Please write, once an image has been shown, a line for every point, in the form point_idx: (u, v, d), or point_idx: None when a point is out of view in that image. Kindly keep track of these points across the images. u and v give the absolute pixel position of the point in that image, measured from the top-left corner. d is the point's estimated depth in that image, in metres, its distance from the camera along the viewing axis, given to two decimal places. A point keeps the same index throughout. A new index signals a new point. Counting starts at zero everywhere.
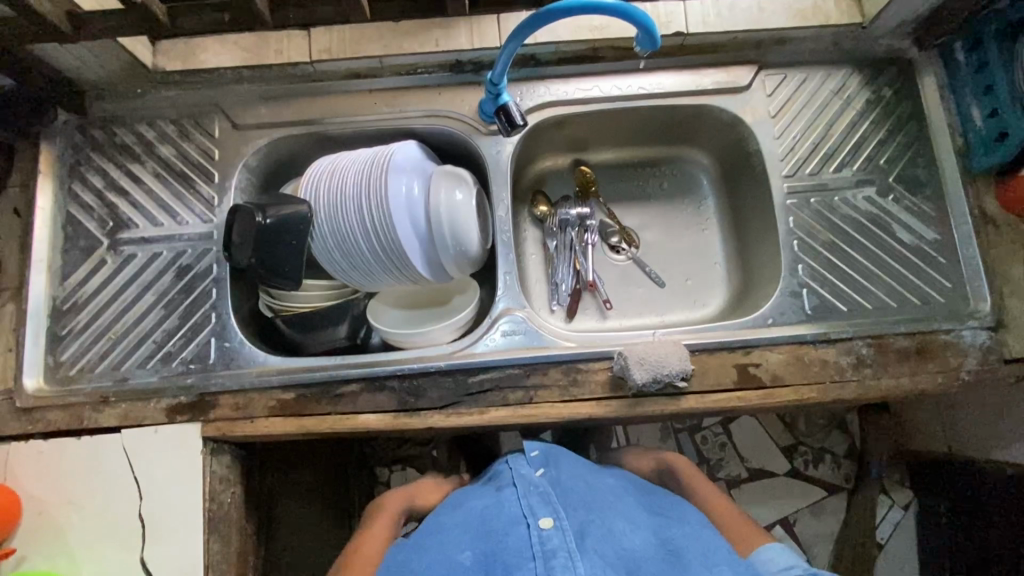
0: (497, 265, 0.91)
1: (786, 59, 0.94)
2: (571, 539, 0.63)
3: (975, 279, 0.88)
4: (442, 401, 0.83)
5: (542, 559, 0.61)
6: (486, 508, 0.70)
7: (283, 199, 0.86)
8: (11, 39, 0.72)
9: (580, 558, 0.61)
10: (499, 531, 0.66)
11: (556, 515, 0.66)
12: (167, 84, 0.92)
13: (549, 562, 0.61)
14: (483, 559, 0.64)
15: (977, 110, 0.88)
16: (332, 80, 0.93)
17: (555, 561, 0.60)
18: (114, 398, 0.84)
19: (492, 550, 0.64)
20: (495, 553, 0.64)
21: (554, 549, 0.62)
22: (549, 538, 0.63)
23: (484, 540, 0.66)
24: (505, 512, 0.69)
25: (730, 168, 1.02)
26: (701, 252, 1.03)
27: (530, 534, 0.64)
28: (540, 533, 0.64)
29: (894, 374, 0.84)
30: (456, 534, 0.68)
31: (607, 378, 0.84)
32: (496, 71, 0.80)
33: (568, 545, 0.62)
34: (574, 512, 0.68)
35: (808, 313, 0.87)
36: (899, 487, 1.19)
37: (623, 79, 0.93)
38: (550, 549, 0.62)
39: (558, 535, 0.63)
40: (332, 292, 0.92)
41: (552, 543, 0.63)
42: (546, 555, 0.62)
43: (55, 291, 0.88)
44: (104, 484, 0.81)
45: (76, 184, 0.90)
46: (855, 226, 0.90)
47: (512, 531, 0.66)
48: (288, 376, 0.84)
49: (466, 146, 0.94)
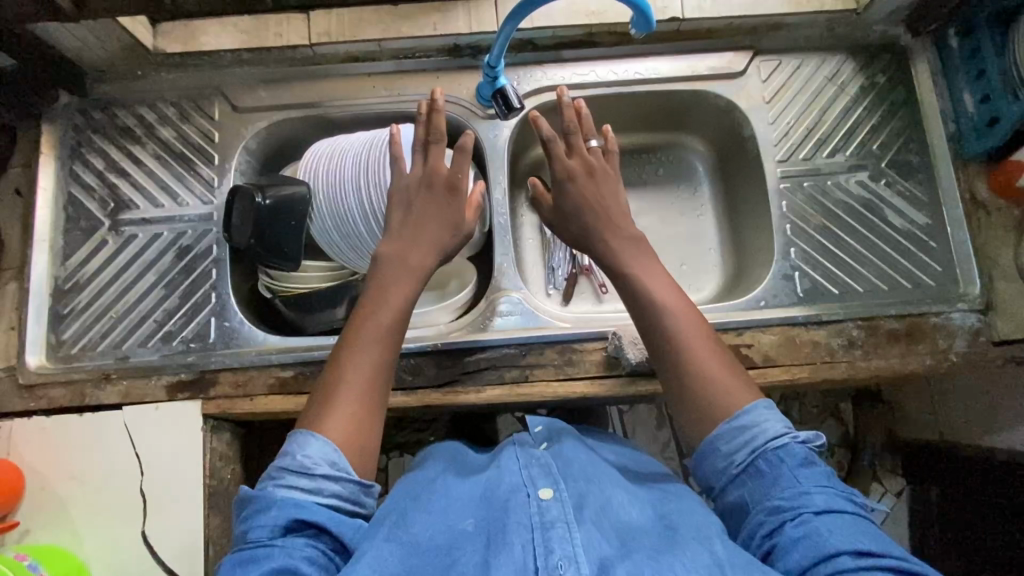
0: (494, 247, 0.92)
1: (781, 45, 0.95)
2: (570, 511, 0.62)
3: (965, 263, 0.89)
4: (438, 379, 0.85)
5: (540, 529, 0.59)
6: (487, 479, 0.70)
7: (282, 180, 0.87)
8: (14, 18, 0.73)
9: (578, 528, 0.60)
10: (498, 499, 0.65)
11: (557, 487, 0.65)
12: (168, 66, 0.93)
13: (548, 532, 0.59)
14: (485, 526, 0.61)
15: (969, 96, 0.90)
16: (331, 63, 0.94)
17: (553, 531, 0.59)
18: (115, 375, 0.86)
19: (491, 517, 0.63)
20: (493, 520, 0.62)
21: (552, 520, 0.60)
22: (548, 509, 0.62)
23: (486, 510, 0.64)
24: (504, 482, 0.67)
25: (725, 153, 1.02)
26: (696, 236, 1.04)
27: (529, 503, 0.63)
28: (539, 504, 0.63)
29: (884, 355, 0.85)
30: (455, 506, 0.66)
31: (601, 358, 0.85)
32: (493, 55, 0.81)
33: (566, 517, 0.60)
34: (574, 484, 0.67)
35: (800, 296, 0.88)
36: (891, 475, 1.21)
37: (620, 65, 0.94)
38: (549, 520, 0.60)
39: (557, 507, 0.62)
40: (331, 274, 0.93)
41: (551, 514, 0.61)
42: (544, 525, 0.60)
43: (57, 270, 0.89)
44: (106, 460, 0.83)
45: (76, 165, 0.91)
46: (848, 210, 0.92)
47: (510, 499, 0.64)
48: (288, 356, 0.86)
49: (464, 130, 0.95)
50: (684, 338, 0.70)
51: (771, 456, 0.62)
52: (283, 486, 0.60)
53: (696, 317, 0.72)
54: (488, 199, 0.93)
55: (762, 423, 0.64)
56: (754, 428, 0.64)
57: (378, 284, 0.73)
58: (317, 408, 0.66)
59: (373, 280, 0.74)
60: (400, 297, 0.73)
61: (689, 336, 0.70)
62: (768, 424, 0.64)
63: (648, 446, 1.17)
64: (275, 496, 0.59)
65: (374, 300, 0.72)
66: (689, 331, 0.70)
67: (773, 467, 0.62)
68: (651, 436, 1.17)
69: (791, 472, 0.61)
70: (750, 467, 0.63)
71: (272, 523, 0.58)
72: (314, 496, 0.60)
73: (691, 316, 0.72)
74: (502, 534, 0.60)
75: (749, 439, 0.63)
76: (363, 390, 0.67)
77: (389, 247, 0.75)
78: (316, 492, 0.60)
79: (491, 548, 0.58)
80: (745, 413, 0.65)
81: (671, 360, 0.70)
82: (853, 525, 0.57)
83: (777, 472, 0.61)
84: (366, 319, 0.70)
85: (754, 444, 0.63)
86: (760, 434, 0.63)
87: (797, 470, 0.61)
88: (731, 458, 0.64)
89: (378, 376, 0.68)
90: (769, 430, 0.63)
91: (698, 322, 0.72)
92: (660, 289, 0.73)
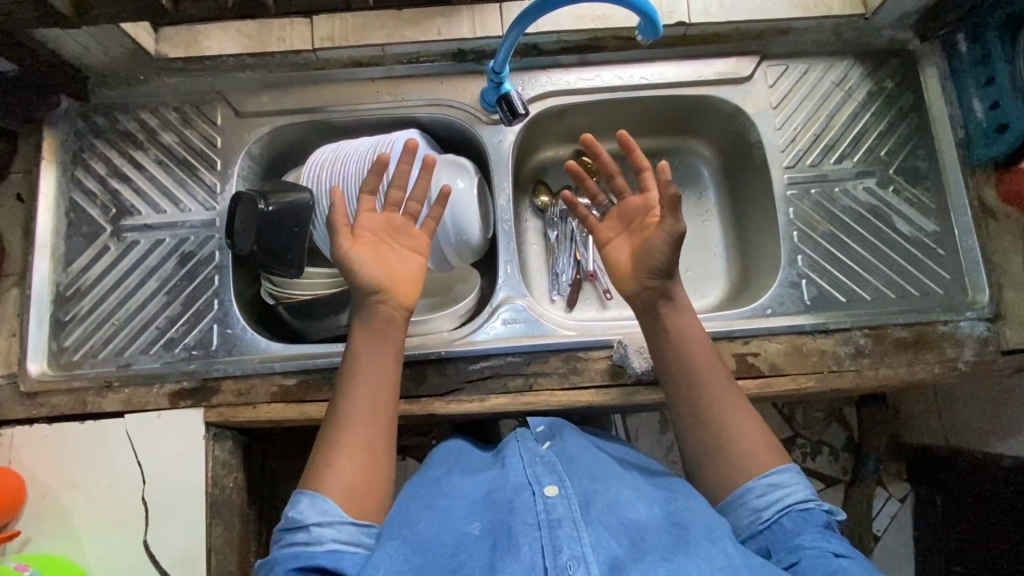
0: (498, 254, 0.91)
1: (788, 50, 0.94)
2: (575, 509, 0.61)
3: (974, 270, 0.88)
4: (442, 388, 0.84)
5: (547, 527, 0.59)
6: (491, 478, 0.69)
7: (285, 186, 0.86)
8: (16, 24, 0.72)
9: (585, 528, 0.60)
10: (502, 498, 0.64)
11: (561, 485, 0.64)
12: (170, 70, 0.92)
13: (555, 531, 0.59)
14: (493, 530, 0.61)
15: (977, 103, 0.89)
16: (334, 68, 0.93)
17: (561, 531, 0.58)
18: (117, 382, 0.85)
19: (497, 516, 0.62)
20: (500, 520, 0.62)
21: (559, 518, 0.60)
22: (554, 507, 0.61)
23: (492, 511, 0.64)
24: (508, 481, 0.67)
25: (730, 159, 1.02)
26: (701, 242, 1.03)
27: (535, 501, 0.63)
28: (545, 501, 0.62)
29: (892, 364, 0.84)
30: (460, 505, 0.66)
31: (606, 366, 0.85)
32: (498, 59, 0.80)
33: (573, 515, 0.60)
34: (579, 482, 0.67)
35: (807, 304, 0.88)
36: (896, 479, 1.20)
37: (626, 69, 0.93)
38: (555, 518, 0.60)
39: (563, 504, 0.62)
40: (332, 280, 0.92)
41: (557, 512, 0.61)
42: (550, 524, 0.59)
43: (59, 276, 0.88)
44: (108, 468, 0.82)
45: (78, 170, 0.91)
46: (855, 217, 0.91)
47: (515, 498, 0.64)
48: (291, 363, 0.85)
49: (467, 135, 0.94)
50: (696, 366, 0.72)
51: (797, 516, 0.64)
52: (284, 545, 0.62)
53: (706, 348, 0.74)
54: (492, 205, 0.92)
55: (791, 486, 0.65)
56: (783, 487, 0.65)
57: (362, 326, 0.73)
58: (314, 463, 0.67)
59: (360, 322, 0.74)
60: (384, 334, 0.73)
61: (699, 361, 0.73)
62: (797, 487, 0.65)
63: (652, 452, 1.16)
64: (278, 555, 0.61)
65: (360, 345, 0.72)
66: (701, 363, 0.73)
67: (798, 523, 0.63)
68: (655, 441, 1.16)
69: (815, 531, 0.62)
70: (775, 524, 0.64)
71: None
72: (313, 548, 0.61)
73: (704, 352, 0.73)
74: (508, 536, 0.59)
75: (778, 497, 0.65)
76: (355, 437, 0.67)
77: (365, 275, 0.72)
78: (314, 543, 0.61)
79: (498, 549, 0.58)
80: (773, 474, 0.66)
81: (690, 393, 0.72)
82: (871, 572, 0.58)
83: (803, 529, 0.62)
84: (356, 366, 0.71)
85: (784, 504, 0.64)
86: (787, 495, 0.65)
87: (819, 528, 0.63)
88: (758, 512, 0.64)
89: (367, 423, 0.69)
90: (797, 493, 0.65)
91: (711, 355, 0.73)
92: (684, 317, 0.75)
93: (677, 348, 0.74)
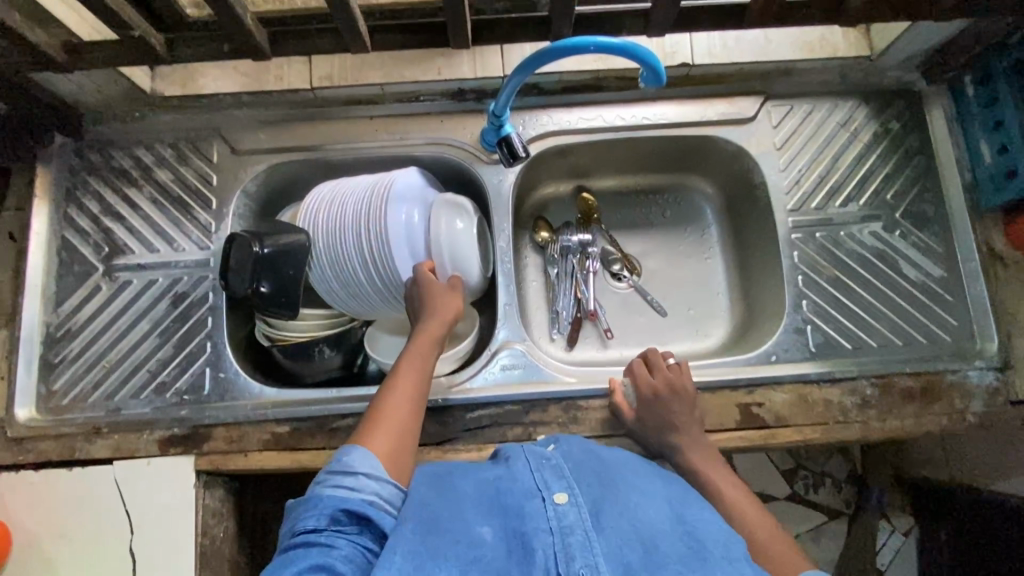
0: (497, 295, 0.89)
1: (793, 90, 0.93)
2: (586, 516, 0.57)
3: (982, 317, 0.86)
4: (439, 437, 0.82)
5: (559, 535, 0.55)
6: (496, 478, 0.64)
7: (280, 227, 0.85)
8: (7, 69, 0.71)
9: (597, 536, 0.55)
10: (510, 505, 0.59)
11: (571, 492, 0.60)
12: (166, 108, 0.91)
13: (567, 538, 0.54)
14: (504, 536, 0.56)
15: (985, 146, 0.87)
16: (333, 106, 0.92)
17: (572, 538, 0.54)
18: (106, 429, 0.83)
19: (506, 523, 0.57)
20: (510, 528, 0.57)
21: (570, 526, 0.56)
22: (566, 515, 0.57)
23: (502, 517, 0.59)
24: (516, 486, 0.62)
25: (734, 198, 1.00)
26: (703, 281, 1.02)
27: (545, 508, 0.58)
28: (555, 508, 0.58)
29: (899, 415, 0.83)
30: (467, 502, 0.61)
31: (607, 415, 0.83)
32: (499, 102, 0.79)
33: (584, 523, 0.56)
34: (589, 486, 0.62)
35: (812, 351, 0.86)
36: (900, 513, 1.17)
37: (627, 109, 0.91)
38: (567, 525, 0.56)
39: (573, 512, 0.57)
40: (329, 320, 0.90)
41: (569, 520, 0.56)
42: (563, 531, 0.55)
43: (49, 317, 0.86)
44: (96, 517, 0.80)
45: (71, 208, 0.89)
46: (860, 262, 0.89)
47: (524, 505, 0.59)
48: (283, 410, 0.83)
49: (468, 174, 0.93)
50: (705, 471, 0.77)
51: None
52: (327, 486, 0.60)
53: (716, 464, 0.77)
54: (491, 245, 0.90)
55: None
56: None
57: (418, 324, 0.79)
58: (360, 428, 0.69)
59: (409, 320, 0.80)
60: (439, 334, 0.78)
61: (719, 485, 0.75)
62: None
63: None
64: (320, 495, 0.59)
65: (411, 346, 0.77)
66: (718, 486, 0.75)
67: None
68: None
69: None
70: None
71: (317, 515, 0.57)
72: (357, 495, 0.60)
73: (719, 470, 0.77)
74: (522, 547, 0.55)
75: None
76: (400, 415, 0.70)
77: (425, 287, 0.80)
78: (359, 491, 0.60)
79: (511, 557, 0.54)
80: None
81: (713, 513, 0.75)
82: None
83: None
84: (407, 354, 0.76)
85: None
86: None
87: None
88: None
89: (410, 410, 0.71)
90: None
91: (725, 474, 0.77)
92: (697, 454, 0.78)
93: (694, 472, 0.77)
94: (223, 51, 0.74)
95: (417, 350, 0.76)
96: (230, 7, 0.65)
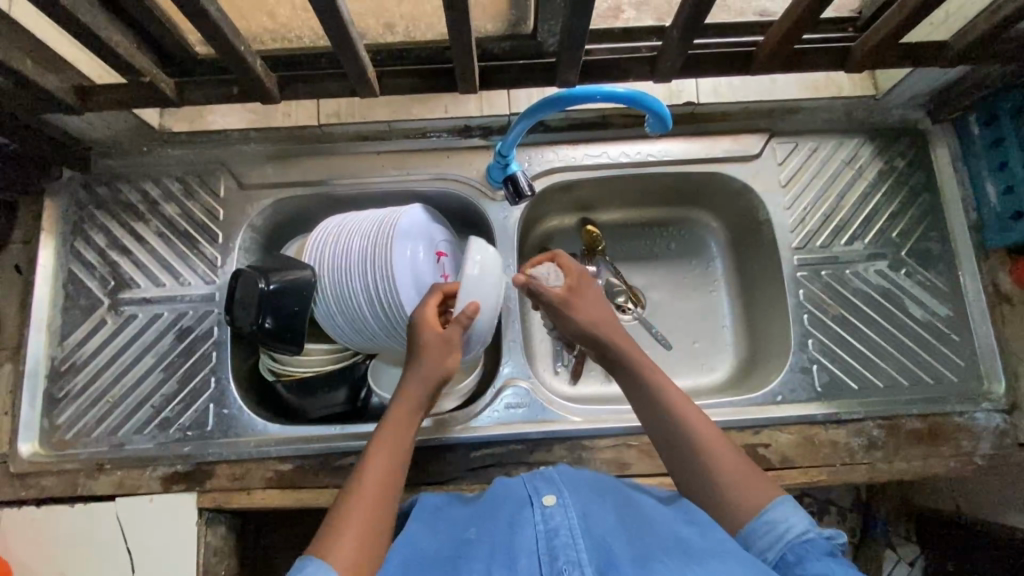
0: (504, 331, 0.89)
1: (799, 128, 0.93)
2: (573, 517, 0.56)
3: (990, 358, 0.86)
4: (443, 476, 0.82)
5: (545, 538, 0.54)
6: (491, 494, 0.64)
7: (285, 262, 0.84)
8: (21, 109, 0.71)
9: (582, 535, 0.54)
10: (502, 514, 0.59)
11: (560, 494, 0.59)
12: (174, 142, 0.92)
13: (552, 541, 0.53)
14: (490, 536, 0.56)
15: (991, 186, 0.87)
16: (339, 141, 0.93)
17: (557, 540, 0.53)
18: (109, 465, 0.83)
19: (494, 528, 0.57)
20: (497, 533, 0.56)
21: (556, 527, 0.55)
22: (552, 517, 0.56)
23: (492, 525, 0.58)
24: (509, 498, 0.62)
25: (738, 232, 1.00)
26: (708, 315, 1.01)
27: (533, 513, 0.57)
28: (542, 511, 0.57)
29: (907, 457, 0.83)
30: (460, 522, 0.61)
31: (612, 456, 0.83)
32: (506, 142, 0.81)
33: (570, 523, 0.55)
34: (579, 492, 0.61)
35: (818, 391, 0.86)
36: (905, 542, 1.11)
37: (632, 146, 0.92)
38: (552, 527, 0.55)
39: (560, 512, 0.56)
40: (330, 356, 0.89)
41: (555, 521, 0.55)
42: (548, 533, 0.54)
43: (53, 351, 0.86)
44: (97, 554, 0.80)
45: (78, 242, 0.89)
46: (867, 300, 0.89)
47: (515, 512, 0.58)
48: (288, 447, 0.83)
49: (473, 208, 0.93)
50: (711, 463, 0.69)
51: (802, 552, 0.59)
52: None
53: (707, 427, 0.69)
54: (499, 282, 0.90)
55: (790, 517, 0.61)
56: (781, 523, 0.60)
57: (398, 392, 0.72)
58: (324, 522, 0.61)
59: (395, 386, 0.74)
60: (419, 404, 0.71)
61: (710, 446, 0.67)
62: (794, 521, 0.60)
63: None
64: None
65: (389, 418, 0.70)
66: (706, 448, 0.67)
67: (808, 559, 0.58)
68: None
69: (820, 563, 0.58)
70: (789, 565, 0.59)
71: None
72: None
73: (710, 432, 0.68)
74: (508, 549, 0.53)
75: (778, 534, 0.60)
76: (368, 502, 0.62)
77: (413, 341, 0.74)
78: None
79: (497, 556, 0.53)
80: (770, 509, 0.62)
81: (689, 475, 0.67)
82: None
83: (809, 564, 0.58)
84: (386, 427, 0.69)
85: (784, 538, 0.60)
86: (790, 528, 0.60)
87: (830, 561, 0.58)
88: (764, 555, 0.60)
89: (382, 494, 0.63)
90: (799, 524, 0.60)
91: (715, 436, 0.68)
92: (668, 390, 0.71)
93: (677, 435, 0.68)
94: (233, 93, 0.75)
95: (396, 423, 0.69)
96: (241, 54, 0.66)
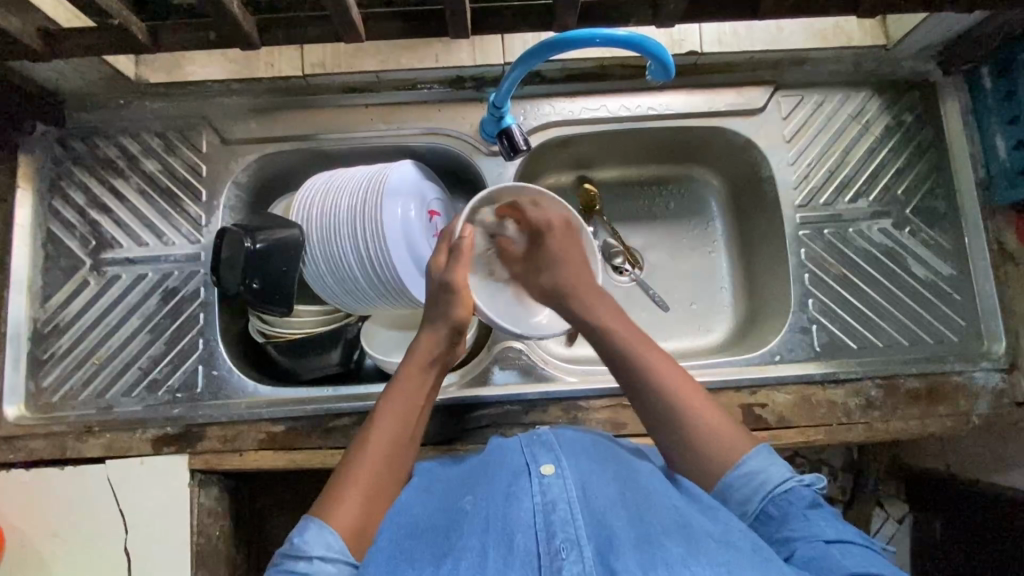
0: None
1: (805, 80, 0.89)
2: (572, 490, 0.56)
3: (990, 318, 0.85)
4: (437, 437, 0.81)
5: (543, 513, 0.53)
6: (485, 458, 0.64)
7: (272, 221, 0.80)
8: None
9: (580, 510, 0.54)
10: (499, 479, 0.59)
11: (559, 464, 0.58)
12: (151, 95, 0.87)
13: (550, 515, 0.53)
14: (484, 504, 0.55)
15: (1001, 141, 0.84)
16: (326, 93, 0.88)
17: (555, 516, 0.53)
18: (98, 427, 0.82)
19: (491, 499, 0.56)
20: (491, 505, 0.55)
21: (554, 500, 0.54)
22: (550, 488, 0.56)
23: (487, 487, 0.58)
24: (504, 462, 0.61)
25: (740, 190, 0.97)
26: (707, 276, 0.99)
27: (531, 482, 0.57)
28: (539, 482, 0.56)
29: (903, 417, 0.82)
30: (454, 487, 0.61)
31: (608, 416, 0.82)
32: (500, 92, 0.77)
33: (569, 497, 0.54)
34: (578, 460, 0.60)
35: (817, 351, 0.85)
36: (895, 500, 1.11)
37: (632, 99, 0.88)
38: (550, 500, 0.54)
39: (558, 484, 0.56)
40: (325, 317, 0.87)
41: (553, 494, 0.55)
42: (546, 508, 0.54)
43: (36, 313, 0.84)
44: (87, 516, 0.79)
45: (55, 200, 0.86)
46: (870, 259, 0.87)
47: (510, 482, 0.57)
48: (280, 410, 0.82)
49: (466, 165, 0.90)
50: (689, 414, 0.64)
51: (782, 504, 0.59)
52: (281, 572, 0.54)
53: (667, 360, 0.67)
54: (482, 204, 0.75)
55: (768, 467, 0.60)
56: (760, 474, 0.60)
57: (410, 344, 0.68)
58: (327, 484, 0.59)
59: (423, 348, 0.67)
60: (433, 356, 0.66)
61: (682, 390, 0.65)
62: (773, 470, 0.60)
63: None
64: None
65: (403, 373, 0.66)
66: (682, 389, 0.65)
67: (791, 517, 0.58)
68: None
69: (806, 515, 0.58)
70: (772, 522, 0.59)
71: None
72: None
73: (679, 379, 0.66)
74: (501, 521, 0.53)
75: (756, 486, 0.60)
76: (377, 463, 0.60)
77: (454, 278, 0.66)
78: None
79: (493, 531, 0.52)
80: (747, 459, 0.61)
81: (644, 394, 0.66)
82: (869, 559, 0.54)
83: (791, 520, 0.58)
84: (397, 383, 0.65)
85: (760, 489, 0.59)
86: (765, 480, 0.60)
87: (814, 514, 0.58)
88: (742, 507, 0.60)
89: (390, 457, 0.61)
90: (775, 476, 0.60)
91: (691, 383, 0.67)
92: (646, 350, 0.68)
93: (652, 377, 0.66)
94: (210, 39, 0.71)
95: (409, 381, 0.65)
96: None
